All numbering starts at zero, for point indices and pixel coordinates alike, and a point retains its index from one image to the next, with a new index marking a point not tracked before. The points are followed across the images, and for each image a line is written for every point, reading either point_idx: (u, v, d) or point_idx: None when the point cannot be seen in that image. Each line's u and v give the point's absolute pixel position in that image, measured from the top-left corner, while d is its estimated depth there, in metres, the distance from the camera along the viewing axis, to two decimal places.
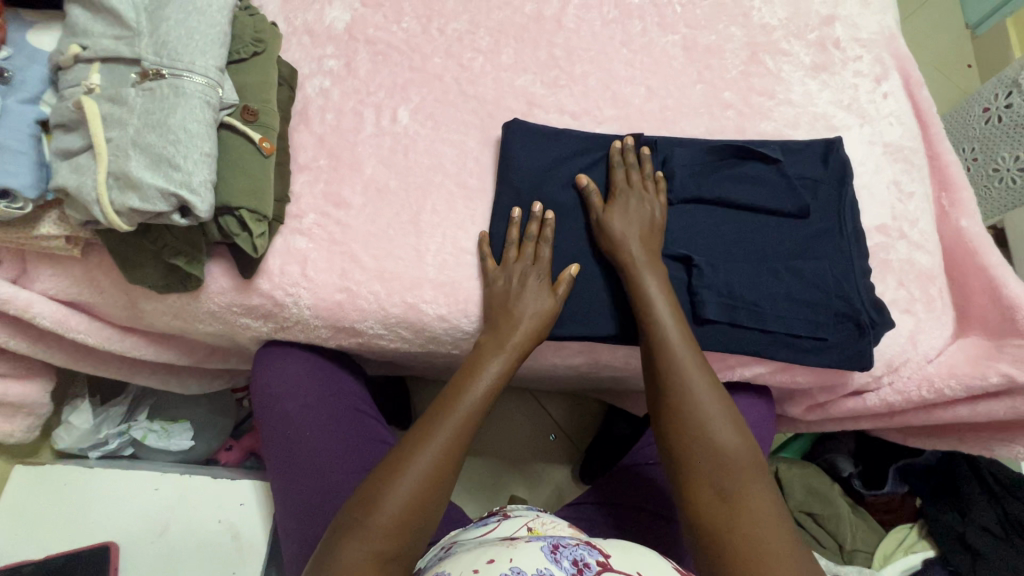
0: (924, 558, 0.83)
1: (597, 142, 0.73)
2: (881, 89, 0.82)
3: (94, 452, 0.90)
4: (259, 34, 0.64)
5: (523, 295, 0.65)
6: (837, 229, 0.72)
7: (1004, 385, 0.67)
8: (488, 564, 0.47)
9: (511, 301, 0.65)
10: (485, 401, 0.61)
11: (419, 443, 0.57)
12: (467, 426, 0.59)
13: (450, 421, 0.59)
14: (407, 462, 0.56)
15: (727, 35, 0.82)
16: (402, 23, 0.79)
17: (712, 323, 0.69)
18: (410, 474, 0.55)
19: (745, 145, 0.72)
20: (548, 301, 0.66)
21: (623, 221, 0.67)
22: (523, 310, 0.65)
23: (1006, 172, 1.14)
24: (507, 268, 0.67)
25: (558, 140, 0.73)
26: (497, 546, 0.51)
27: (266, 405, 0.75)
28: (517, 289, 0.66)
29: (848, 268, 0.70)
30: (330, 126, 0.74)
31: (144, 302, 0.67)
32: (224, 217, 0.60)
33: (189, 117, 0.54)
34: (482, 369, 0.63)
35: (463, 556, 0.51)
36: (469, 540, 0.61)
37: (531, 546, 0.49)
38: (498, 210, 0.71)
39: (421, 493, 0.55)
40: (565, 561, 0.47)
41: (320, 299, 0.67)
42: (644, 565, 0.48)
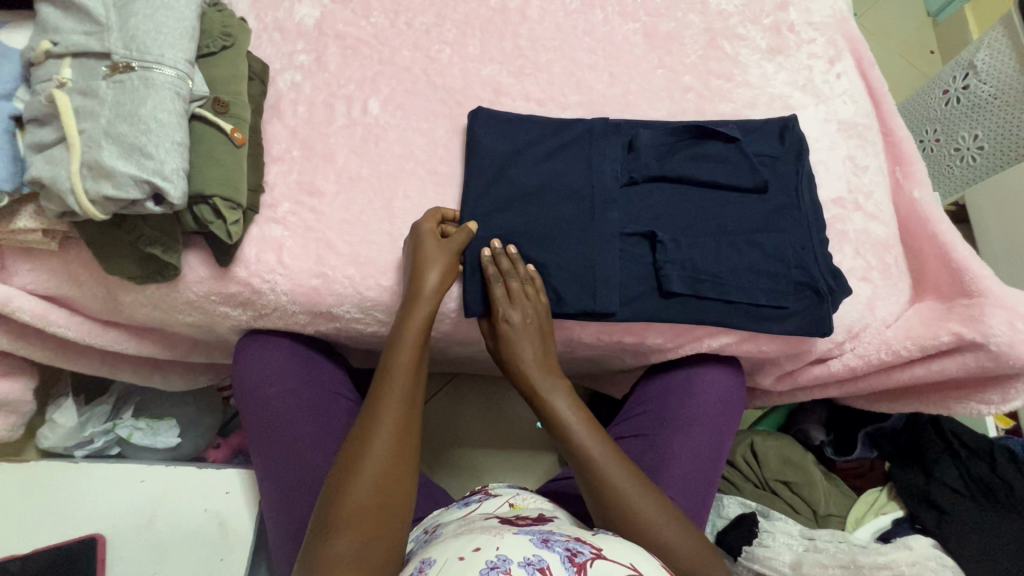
0: (894, 519, 0.86)
1: (560, 127, 0.76)
2: (835, 70, 0.85)
3: (80, 451, 0.91)
4: (228, 29, 0.66)
5: (430, 249, 0.66)
6: (795, 202, 0.74)
7: (955, 343, 0.70)
8: (475, 551, 0.49)
9: (419, 255, 0.66)
10: (409, 387, 0.61)
11: (357, 458, 0.57)
12: (402, 418, 0.59)
13: (381, 425, 0.58)
14: (349, 482, 0.55)
15: (685, 22, 0.85)
16: (371, 18, 0.81)
17: (677, 296, 0.71)
18: (355, 490, 0.55)
19: (704, 126, 0.75)
20: (448, 263, 0.67)
21: (519, 344, 0.69)
22: (429, 262, 0.66)
23: (966, 151, 1.18)
24: (420, 236, 0.67)
25: (523, 127, 0.76)
26: (483, 532, 0.53)
27: (247, 391, 0.76)
28: (423, 253, 0.66)
29: (806, 240, 0.73)
30: (302, 119, 0.76)
31: (123, 293, 0.69)
32: (198, 205, 0.62)
33: (160, 107, 0.56)
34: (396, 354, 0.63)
35: (450, 542, 0.53)
36: (454, 522, 0.63)
37: (520, 537, 0.50)
38: (470, 195, 0.73)
39: (370, 513, 0.54)
40: (557, 547, 0.49)
41: (296, 284, 0.69)
42: (628, 549, 0.51)
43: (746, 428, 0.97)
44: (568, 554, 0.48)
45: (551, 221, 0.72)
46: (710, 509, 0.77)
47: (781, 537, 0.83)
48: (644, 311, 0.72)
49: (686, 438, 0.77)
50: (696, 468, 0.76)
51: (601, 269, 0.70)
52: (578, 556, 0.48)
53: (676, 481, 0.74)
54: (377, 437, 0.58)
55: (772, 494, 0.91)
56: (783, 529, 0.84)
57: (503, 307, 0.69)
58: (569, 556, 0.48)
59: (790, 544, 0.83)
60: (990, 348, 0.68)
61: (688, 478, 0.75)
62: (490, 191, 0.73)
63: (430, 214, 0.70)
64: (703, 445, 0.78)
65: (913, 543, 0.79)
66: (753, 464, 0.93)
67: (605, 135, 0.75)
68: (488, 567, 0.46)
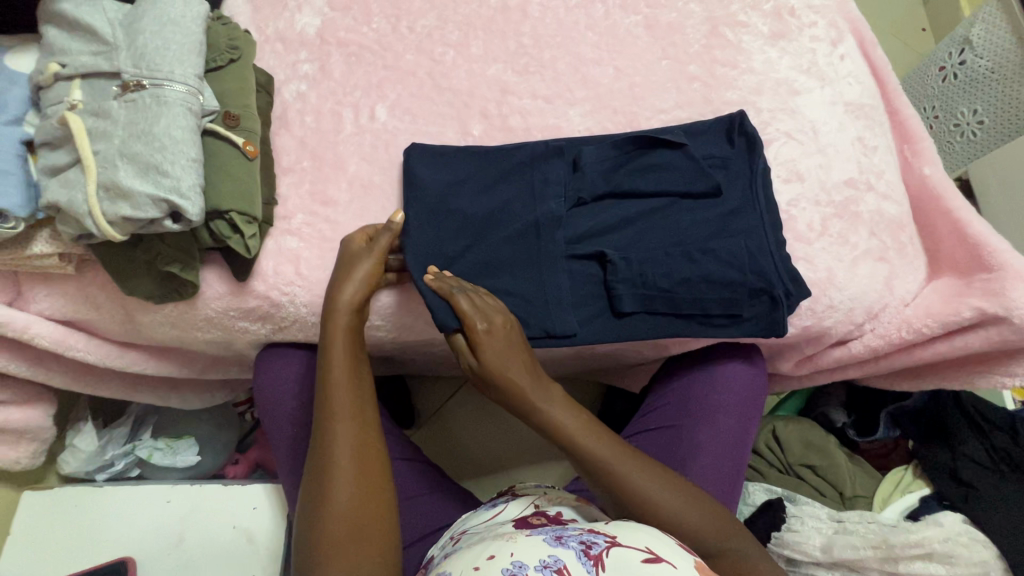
0: (921, 496, 0.86)
1: (501, 151, 0.74)
2: (838, 52, 0.85)
3: (102, 474, 0.91)
4: (233, 41, 0.65)
5: (358, 255, 0.65)
6: (750, 203, 0.73)
7: (976, 319, 0.70)
8: (490, 559, 0.48)
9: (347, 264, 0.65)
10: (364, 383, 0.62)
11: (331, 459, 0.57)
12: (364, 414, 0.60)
13: (348, 424, 0.59)
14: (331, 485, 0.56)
15: (687, 11, 0.85)
16: (373, 24, 0.81)
17: (631, 315, 0.71)
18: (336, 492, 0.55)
19: (648, 135, 0.74)
20: (370, 276, 0.65)
21: (497, 352, 0.63)
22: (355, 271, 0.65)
23: (966, 126, 1.20)
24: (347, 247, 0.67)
25: (468, 152, 0.74)
26: (496, 539, 0.52)
27: (268, 406, 0.75)
28: (348, 263, 0.65)
29: (761, 241, 0.71)
30: (310, 129, 0.75)
31: (141, 314, 0.68)
32: (214, 221, 0.61)
33: (173, 124, 0.55)
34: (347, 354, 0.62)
35: (463, 554, 0.52)
36: (476, 528, 0.63)
37: (534, 539, 0.50)
38: (412, 225, 0.70)
39: (357, 510, 0.55)
40: (572, 543, 0.49)
41: (315, 295, 0.69)
42: (638, 534, 0.51)
43: (767, 414, 0.98)
44: (583, 547, 0.48)
45: (501, 243, 0.70)
46: (738, 497, 0.77)
47: (809, 521, 0.84)
48: (602, 333, 0.70)
49: (711, 427, 0.78)
50: (718, 456, 0.76)
51: (552, 290, 0.69)
52: (593, 548, 0.48)
53: (704, 471, 0.75)
54: (335, 461, 0.57)
55: (797, 479, 0.91)
56: (811, 512, 0.85)
57: (474, 318, 0.63)
58: (585, 549, 0.48)
59: (819, 527, 0.83)
60: (1012, 322, 0.68)
61: (716, 466, 0.76)
62: (436, 223, 0.71)
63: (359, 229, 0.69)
64: (727, 433, 0.78)
65: (943, 519, 0.79)
66: (776, 449, 0.94)
67: (548, 157, 0.73)
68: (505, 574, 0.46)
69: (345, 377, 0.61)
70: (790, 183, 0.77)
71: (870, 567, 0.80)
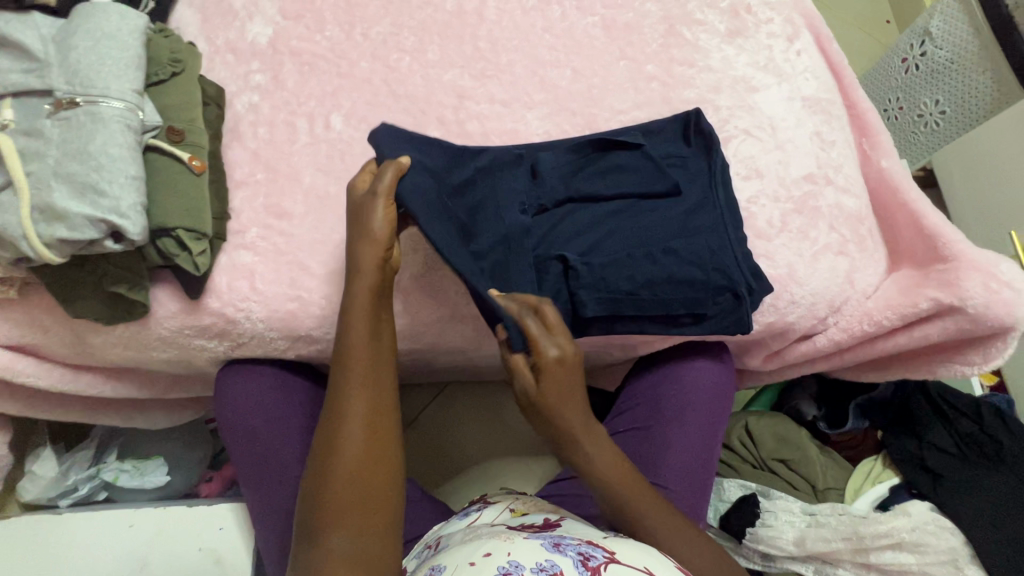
0: (890, 486, 0.87)
1: (471, 152, 0.73)
2: (794, 48, 0.86)
3: (63, 501, 0.87)
4: (176, 54, 0.64)
5: (366, 201, 0.62)
6: (711, 200, 0.73)
7: (933, 310, 0.71)
8: (485, 556, 0.52)
9: (360, 210, 0.62)
10: (381, 343, 0.61)
11: (337, 414, 0.57)
12: (376, 373, 0.59)
13: (358, 378, 0.58)
14: (337, 438, 0.56)
15: (643, 11, 0.85)
16: (326, 32, 0.80)
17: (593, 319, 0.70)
18: (343, 444, 0.55)
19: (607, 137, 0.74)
20: (387, 217, 0.62)
21: (553, 384, 0.61)
22: (373, 220, 0.62)
23: (929, 117, 1.22)
24: (353, 196, 0.64)
25: (428, 150, 0.71)
26: (494, 538, 0.55)
27: (231, 425, 0.74)
28: (361, 208, 0.62)
29: (723, 238, 0.71)
30: (263, 140, 0.74)
31: (91, 336, 0.66)
32: (161, 238, 0.59)
33: (110, 141, 0.54)
34: (367, 311, 0.61)
35: (461, 548, 0.55)
36: (455, 532, 0.64)
37: (531, 543, 0.53)
38: (407, 199, 0.63)
39: (360, 463, 0.55)
40: (569, 551, 0.51)
41: (271, 310, 0.67)
42: (643, 555, 0.53)
43: (739, 410, 0.97)
44: (581, 558, 0.50)
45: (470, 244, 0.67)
46: (708, 497, 0.78)
47: (783, 515, 0.84)
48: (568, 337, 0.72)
49: (680, 428, 0.78)
50: (686, 457, 0.76)
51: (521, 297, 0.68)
52: (591, 560, 0.50)
53: (673, 473, 0.75)
54: (348, 416, 0.57)
55: (771, 474, 0.91)
56: (784, 506, 0.85)
57: (542, 343, 0.60)
58: (581, 560, 0.50)
59: (792, 520, 0.84)
60: (967, 311, 0.69)
61: (685, 468, 0.76)
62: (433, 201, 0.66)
63: (362, 172, 0.66)
64: (697, 435, 0.78)
65: (911, 508, 0.80)
66: (749, 445, 0.93)
67: (508, 165, 0.72)
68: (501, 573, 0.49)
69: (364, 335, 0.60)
70: (749, 180, 0.78)
71: (842, 559, 0.81)
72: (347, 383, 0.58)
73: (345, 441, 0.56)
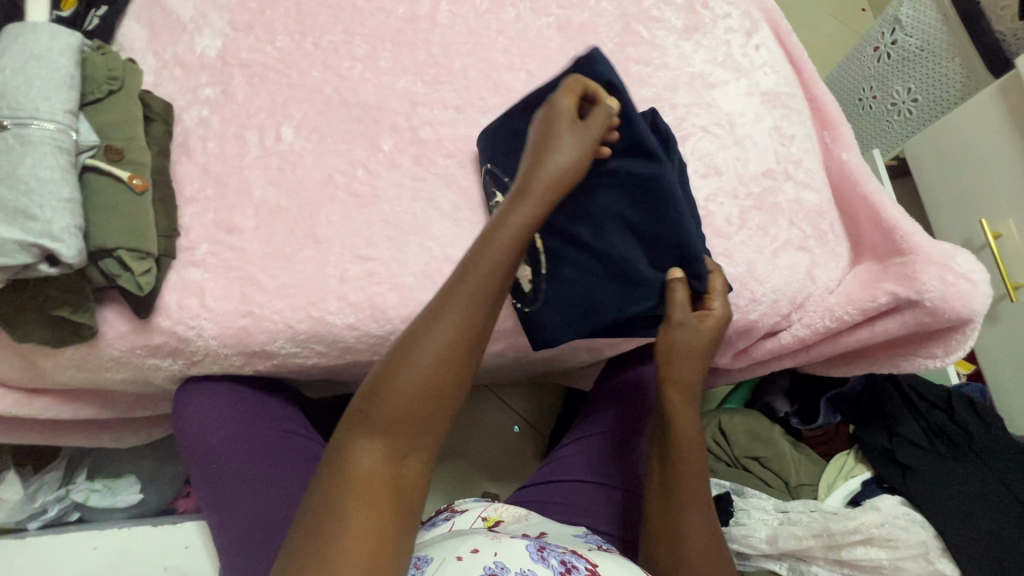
0: (863, 480, 0.87)
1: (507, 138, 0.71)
2: (753, 42, 0.85)
3: (32, 522, 0.85)
4: (113, 71, 0.63)
5: (563, 132, 0.58)
6: None
7: (892, 304, 0.70)
8: (472, 553, 0.52)
9: (551, 135, 0.58)
10: (501, 264, 0.53)
11: (425, 328, 0.51)
12: (484, 298, 0.53)
13: (460, 298, 0.52)
14: (419, 348, 0.50)
15: (599, 10, 0.84)
16: (276, 42, 0.79)
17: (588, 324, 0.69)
18: (420, 358, 0.50)
19: None
20: (575, 158, 0.57)
21: (709, 332, 0.65)
22: (559, 151, 0.57)
23: (902, 106, 1.20)
24: (557, 110, 0.59)
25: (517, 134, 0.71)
26: (479, 535, 0.56)
27: (191, 442, 0.73)
28: (556, 137, 0.57)
29: None
30: (213, 155, 0.73)
31: (42, 359, 0.66)
32: (102, 260, 0.59)
33: (40, 164, 0.53)
34: (500, 223, 0.55)
35: (446, 543, 0.56)
36: (432, 537, 0.63)
37: (519, 544, 0.53)
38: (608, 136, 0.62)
39: (433, 383, 0.50)
40: (552, 560, 0.52)
41: (223, 326, 0.66)
42: (620, 569, 0.54)
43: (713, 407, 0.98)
44: (563, 569, 0.51)
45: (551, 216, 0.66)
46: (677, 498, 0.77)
47: (756, 513, 0.84)
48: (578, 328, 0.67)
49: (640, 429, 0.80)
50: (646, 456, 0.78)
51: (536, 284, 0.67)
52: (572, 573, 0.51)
53: (634, 474, 0.77)
54: (436, 333, 0.51)
55: (744, 471, 0.91)
56: (757, 505, 0.85)
57: (715, 300, 0.65)
58: (564, 571, 0.52)
59: (766, 518, 0.83)
60: (925, 305, 0.68)
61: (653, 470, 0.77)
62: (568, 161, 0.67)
63: (568, 88, 0.60)
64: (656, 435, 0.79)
65: (880, 502, 0.79)
66: (723, 443, 0.93)
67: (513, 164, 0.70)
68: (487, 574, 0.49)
69: (490, 249, 0.53)
70: (707, 178, 0.77)
71: (816, 556, 0.80)
72: (453, 295, 0.52)
73: (414, 369, 0.50)
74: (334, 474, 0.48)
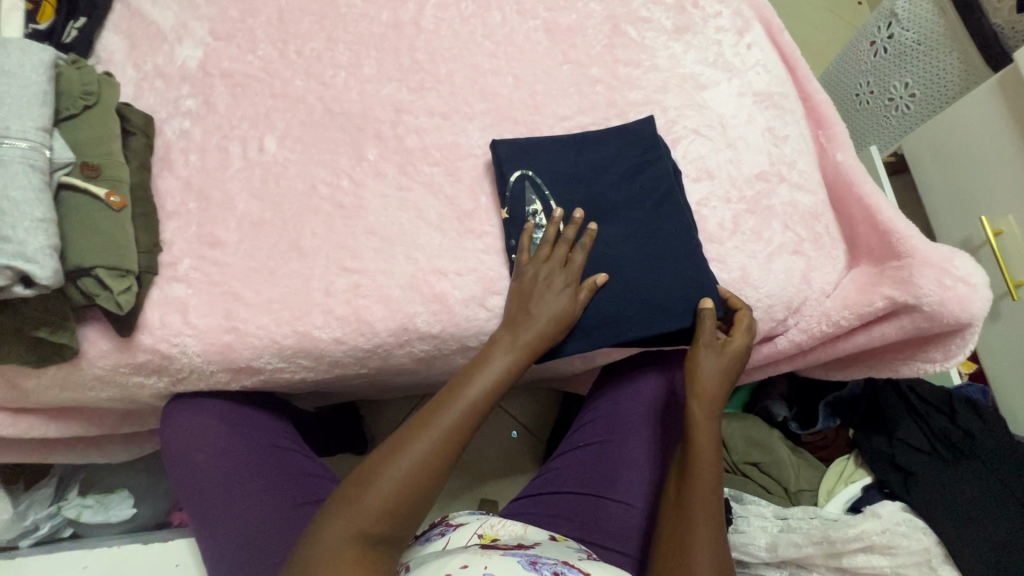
0: (863, 486, 0.85)
1: (523, 155, 0.72)
2: (744, 41, 0.83)
3: (24, 541, 0.84)
4: (88, 86, 0.62)
5: (549, 292, 0.65)
6: (663, 209, 0.70)
7: (890, 308, 0.69)
8: (462, 567, 0.51)
9: (537, 287, 0.66)
10: (487, 393, 0.63)
11: (418, 428, 0.60)
12: (471, 416, 0.61)
13: (454, 407, 0.61)
14: (408, 444, 0.58)
15: (587, 12, 0.82)
16: (258, 51, 0.77)
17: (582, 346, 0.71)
18: (408, 453, 0.58)
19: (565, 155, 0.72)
20: (568, 303, 0.66)
21: (728, 362, 0.66)
22: (544, 308, 0.65)
23: (899, 100, 1.18)
24: (556, 255, 0.67)
25: (535, 155, 0.72)
26: (467, 552, 0.55)
27: (177, 460, 0.72)
28: (541, 289, 0.66)
29: (676, 252, 0.69)
30: (195, 168, 0.72)
31: (24, 380, 0.65)
32: (80, 279, 0.58)
33: (12, 184, 0.52)
34: (491, 351, 0.65)
35: (434, 562, 0.54)
36: (425, 555, 0.62)
37: (509, 559, 0.53)
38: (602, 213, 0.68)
39: (412, 479, 0.57)
40: (545, 570, 0.52)
41: (206, 343, 0.65)
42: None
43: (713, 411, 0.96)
44: None
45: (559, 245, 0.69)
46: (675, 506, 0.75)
47: (754, 521, 0.83)
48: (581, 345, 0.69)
49: (639, 440, 0.76)
50: (648, 463, 0.75)
51: None
52: None
53: (633, 486, 0.74)
54: (427, 434, 0.59)
55: (743, 478, 0.90)
56: (756, 512, 0.84)
57: (739, 334, 0.67)
58: None
59: (764, 525, 0.82)
60: (923, 309, 0.67)
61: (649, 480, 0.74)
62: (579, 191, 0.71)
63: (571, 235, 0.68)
64: (655, 447, 0.76)
65: (881, 510, 0.77)
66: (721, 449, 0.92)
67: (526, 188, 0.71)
68: None
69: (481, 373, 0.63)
70: (699, 182, 0.76)
71: (816, 563, 0.79)
72: (447, 402, 0.61)
73: (403, 460, 0.57)
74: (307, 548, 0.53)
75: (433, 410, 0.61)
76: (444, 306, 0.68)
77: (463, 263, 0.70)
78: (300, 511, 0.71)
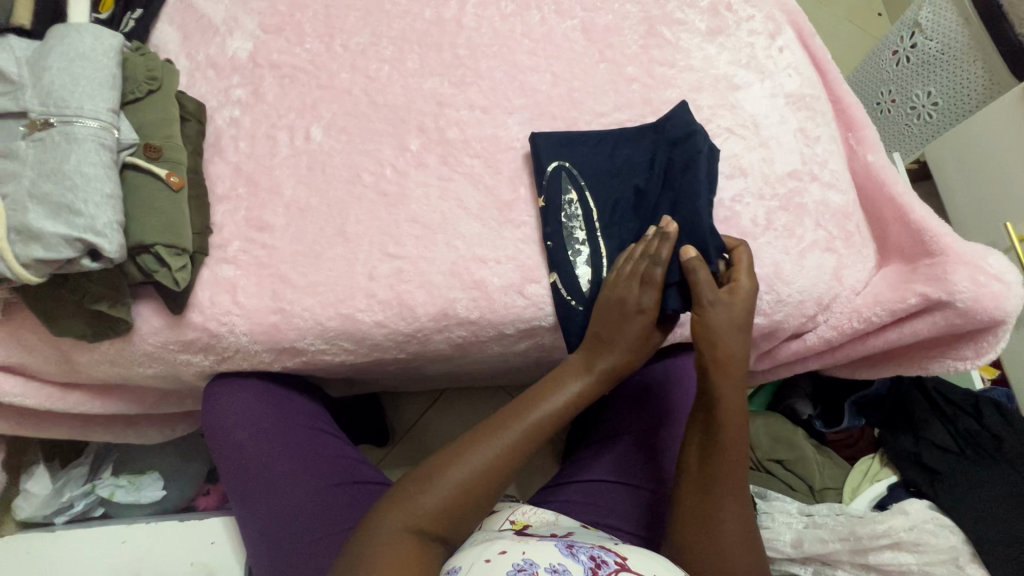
0: (889, 484, 0.86)
1: (563, 148, 0.74)
2: (777, 44, 0.85)
3: (60, 517, 0.87)
4: (152, 72, 0.65)
5: (632, 320, 0.64)
6: (685, 182, 0.70)
7: (922, 305, 0.70)
8: (500, 553, 0.52)
9: (619, 312, 0.64)
10: (556, 418, 0.64)
11: (478, 439, 0.61)
12: (535, 433, 0.62)
13: (518, 424, 0.62)
14: (467, 454, 0.60)
15: (623, 13, 0.84)
16: (306, 44, 0.80)
17: None
18: (467, 462, 0.60)
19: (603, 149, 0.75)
20: (645, 337, 0.65)
21: (732, 320, 0.63)
22: (624, 338, 0.65)
23: (921, 109, 1.20)
24: (643, 270, 0.64)
25: (573, 148, 0.75)
26: (506, 537, 0.56)
27: (218, 442, 0.74)
28: (629, 312, 0.64)
29: (692, 212, 0.67)
30: (244, 154, 0.74)
31: (77, 354, 0.68)
32: (140, 255, 0.60)
33: (84, 160, 0.54)
34: (559, 374, 0.66)
35: (473, 547, 0.55)
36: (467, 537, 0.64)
37: (548, 545, 0.53)
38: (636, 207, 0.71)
39: (467, 488, 0.59)
40: (582, 556, 0.52)
41: (254, 323, 0.67)
42: (652, 565, 0.53)
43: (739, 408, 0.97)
44: (592, 565, 0.50)
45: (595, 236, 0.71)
46: None
47: (780, 516, 0.84)
48: None
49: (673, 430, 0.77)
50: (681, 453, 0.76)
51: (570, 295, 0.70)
52: (602, 568, 0.50)
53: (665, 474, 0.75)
54: (488, 447, 0.60)
55: (767, 474, 0.90)
56: (781, 508, 0.85)
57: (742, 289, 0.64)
58: (593, 566, 0.50)
59: (790, 521, 0.83)
60: (956, 305, 0.68)
61: None
62: (615, 185, 0.73)
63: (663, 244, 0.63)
64: None
65: (909, 507, 0.78)
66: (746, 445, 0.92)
67: (563, 181, 0.73)
68: (515, 569, 0.49)
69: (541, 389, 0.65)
70: (733, 179, 0.77)
71: (842, 560, 0.80)
72: (509, 417, 0.63)
73: (457, 468, 0.59)
74: (361, 543, 0.56)
75: (491, 428, 0.62)
76: (484, 293, 0.70)
77: (502, 252, 0.71)
78: (337, 490, 0.72)
